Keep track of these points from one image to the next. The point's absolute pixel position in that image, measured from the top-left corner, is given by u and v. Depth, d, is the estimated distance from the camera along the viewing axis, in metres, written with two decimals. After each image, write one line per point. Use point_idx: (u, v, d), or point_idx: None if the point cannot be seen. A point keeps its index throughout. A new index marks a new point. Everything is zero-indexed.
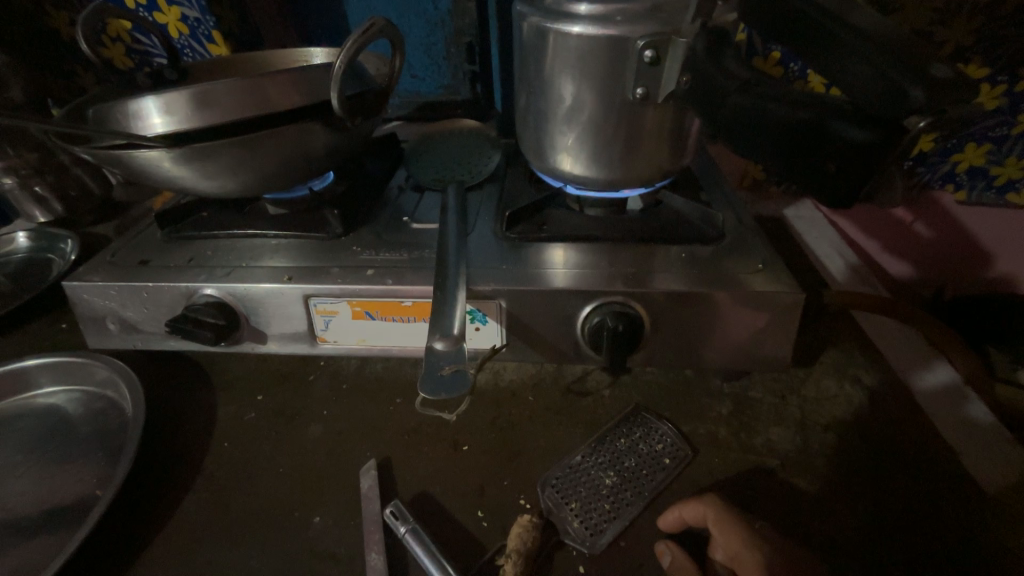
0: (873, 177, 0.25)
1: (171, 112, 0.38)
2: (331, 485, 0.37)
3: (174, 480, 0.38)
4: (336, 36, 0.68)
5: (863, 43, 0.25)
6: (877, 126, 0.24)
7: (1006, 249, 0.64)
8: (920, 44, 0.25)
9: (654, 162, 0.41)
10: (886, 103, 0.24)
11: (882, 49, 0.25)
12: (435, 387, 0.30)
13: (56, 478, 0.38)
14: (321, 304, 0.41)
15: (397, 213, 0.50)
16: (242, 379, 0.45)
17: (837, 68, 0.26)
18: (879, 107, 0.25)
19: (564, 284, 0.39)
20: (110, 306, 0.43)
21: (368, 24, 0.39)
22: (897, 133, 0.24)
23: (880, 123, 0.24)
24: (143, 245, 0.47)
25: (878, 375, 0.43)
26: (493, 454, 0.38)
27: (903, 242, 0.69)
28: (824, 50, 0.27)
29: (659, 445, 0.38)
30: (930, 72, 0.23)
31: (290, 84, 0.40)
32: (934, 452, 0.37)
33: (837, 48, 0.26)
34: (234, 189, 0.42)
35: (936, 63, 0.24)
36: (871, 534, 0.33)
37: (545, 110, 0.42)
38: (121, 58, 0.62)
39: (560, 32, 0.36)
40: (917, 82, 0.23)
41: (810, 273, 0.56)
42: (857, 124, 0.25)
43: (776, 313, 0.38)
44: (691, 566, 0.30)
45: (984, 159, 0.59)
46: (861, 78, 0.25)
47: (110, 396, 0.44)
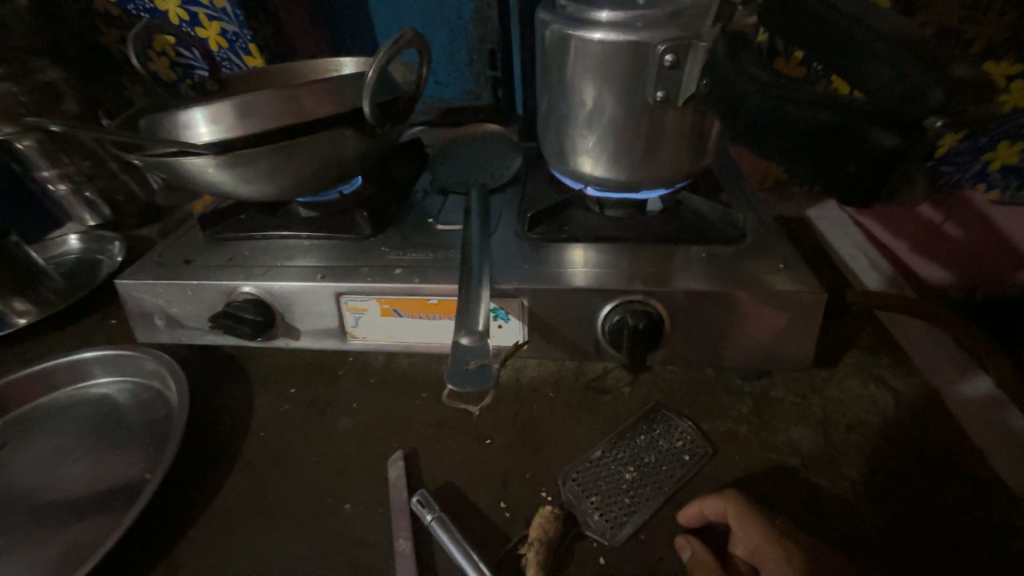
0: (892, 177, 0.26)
1: (216, 122, 0.41)
2: (360, 474, 0.39)
3: (214, 467, 0.40)
4: (363, 46, 0.71)
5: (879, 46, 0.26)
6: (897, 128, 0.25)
7: None
8: (943, 45, 0.25)
9: (674, 163, 0.42)
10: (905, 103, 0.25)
11: (900, 51, 0.25)
12: (461, 379, 0.31)
13: (109, 462, 0.41)
14: (351, 302, 0.43)
15: (422, 215, 0.52)
16: (277, 373, 0.47)
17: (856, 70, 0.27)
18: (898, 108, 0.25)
19: (584, 283, 0.40)
20: (157, 303, 0.46)
21: (399, 36, 0.41)
22: (919, 134, 0.24)
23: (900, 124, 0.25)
24: (187, 246, 0.50)
25: (904, 377, 0.43)
26: (515, 447, 0.39)
27: (935, 243, 0.66)
28: (844, 52, 0.27)
29: (678, 442, 0.39)
30: (951, 70, 0.23)
31: (323, 94, 0.43)
32: (963, 454, 0.37)
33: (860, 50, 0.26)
34: (270, 193, 0.44)
35: (957, 62, 0.24)
36: (895, 533, 0.33)
37: (566, 114, 0.43)
38: (165, 72, 0.65)
39: (582, 39, 0.37)
40: (934, 83, 0.23)
41: (834, 275, 0.55)
42: (876, 125, 0.25)
43: (797, 312, 0.38)
44: (711, 558, 0.31)
45: (1018, 158, 0.57)
46: (880, 78, 0.25)
47: (155, 387, 0.47)
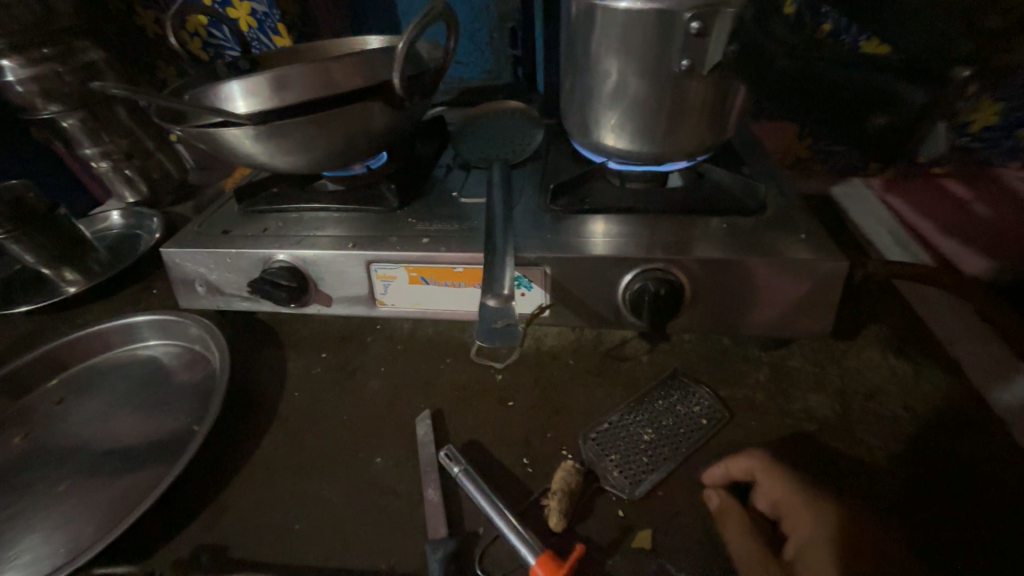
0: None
1: (252, 95, 0.43)
2: (390, 431, 0.41)
3: (253, 423, 0.43)
4: (386, 25, 0.72)
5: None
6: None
7: None
8: None
9: (698, 134, 0.42)
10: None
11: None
12: (488, 336, 0.33)
13: (159, 416, 0.44)
14: (381, 270, 0.45)
15: (446, 189, 0.53)
16: (309, 339, 0.50)
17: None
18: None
19: (607, 252, 0.41)
20: (199, 270, 0.48)
21: (428, 9, 0.42)
22: None
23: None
24: (224, 218, 0.52)
25: (924, 350, 0.43)
26: (537, 408, 0.41)
27: (964, 224, 0.60)
28: None
29: (696, 407, 0.40)
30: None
31: (353, 67, 0.44)
32: (982, 423, 0.37)
33: None
34: (303, 165, 0.46)
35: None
36: (912, 494, 0.34)
37: (590, 86, 0.43)
38: (197, 51, 0.68)
39: (608, 8, 0.37)
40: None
41: (856, 251, 0.55)
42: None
43: (817, 281, 0.39)
44: (739, 508, 0.33)
45: None
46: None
47: (197, 350, 0.50)
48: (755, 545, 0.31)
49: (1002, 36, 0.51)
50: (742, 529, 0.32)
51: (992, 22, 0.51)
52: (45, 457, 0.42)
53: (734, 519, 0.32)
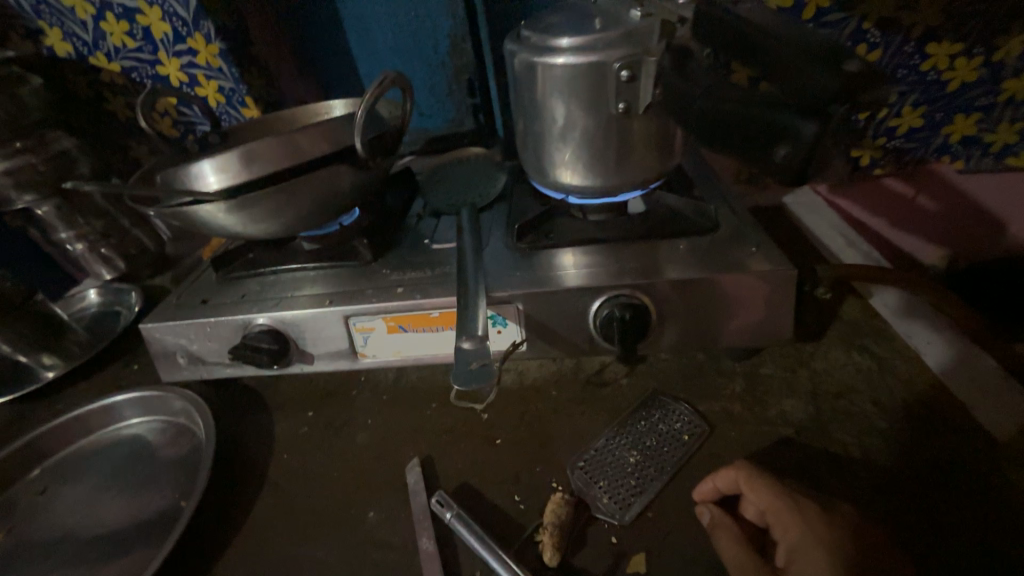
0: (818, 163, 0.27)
1: (224, 170, 0.44)
2: (380, 484, 0.41)
3: (242, 491, 0.42)
4: (349, 88, 0.76)
5: (776, 38, 0.30)
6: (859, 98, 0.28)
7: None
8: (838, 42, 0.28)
9: (645, 166, 0.45)
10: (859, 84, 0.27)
11: (806, 51, 0.29)
12: (465, 379, 0.34)
13: (146, 496, 0.44)
14: (359, 322, 0.46)
15: (418, 237, 0.55)
16: (294, 398, 0.50)
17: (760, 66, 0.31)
18: (864, 90, 0.28)
19: (574, 283, 0.43)
20: (179, 342, 0.49)
21: (381, 78, 0.45)
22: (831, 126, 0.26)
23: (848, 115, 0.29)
24: (202, 287, 0.53)
25: (885, 343, 0.45)
26: (524, 443, 0.42)
27: (910, 217, 0.69)
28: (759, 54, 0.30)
29: (678, 423, 0.41)
30: (843, 66, 0.27)
31: (319, 135, 0.45)
32: (946, 409, 0.39)
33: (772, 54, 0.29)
34: (277, 230, 0.48)
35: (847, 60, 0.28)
36: (888, 486, 0.35)
37: (541, 132, 0.46)
38: (168, 129, 0.70)
39: (547, 64, 0.41)
40: (834, 74, 0.27)
41: (810, 255, 0.58)
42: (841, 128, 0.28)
43: (772, 291, 0.41)
44: (729, 521, 0.33)
45: (975, 128, 0.60)
46: (795, 73, 0.29)
47: (182, 422, 0.50)
48: (749, 556, 0.31)
49: (909, 49, 0.57)
50: (734, 542, 0.32)
51: (897, 38, 0.56)
52: (28, 552, 0.41)
53: (726, 533, 0.32)
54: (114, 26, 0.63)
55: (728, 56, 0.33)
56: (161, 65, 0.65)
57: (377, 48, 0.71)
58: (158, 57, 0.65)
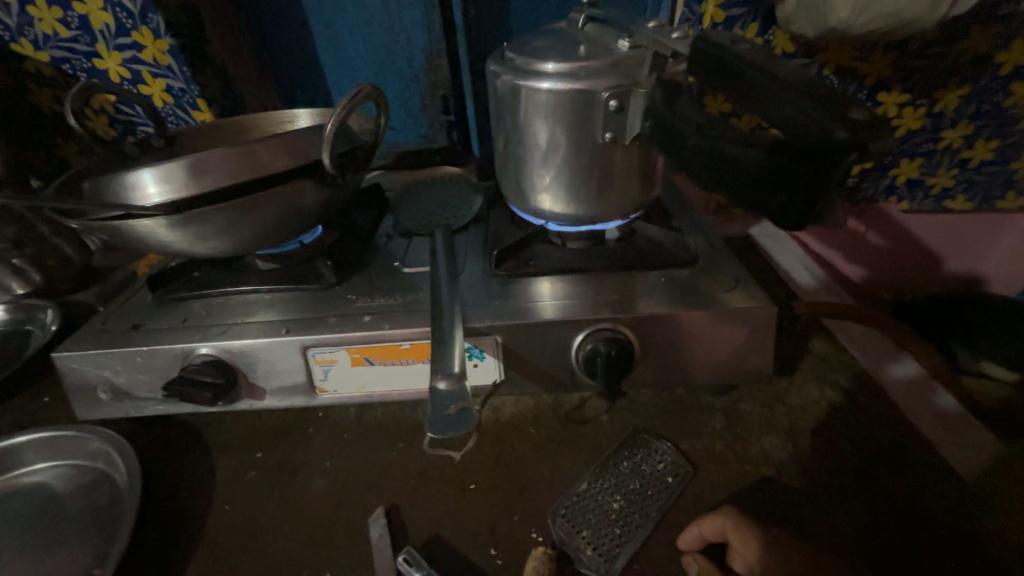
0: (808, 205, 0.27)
1: (167, 182, 0.39)
2: (338, 540, 0.36)
3: (171, 551, 0.36)
4: (315, 96, 0.71)
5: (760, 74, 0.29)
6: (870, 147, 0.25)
7: (977, 248, 0.72)
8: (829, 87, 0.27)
9: (628, 196, 0.45)
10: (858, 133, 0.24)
11: (797, 94, 0.27)
12: (442, 427, 0.31)
13: (47, 562, 0.37)
14: (320, 354, 0.41)
15: (387, 259, 0.52)
16: (241, 438, 0.44)
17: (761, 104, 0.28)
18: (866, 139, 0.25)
19: (554, 315, 0.41)
20: (102, 374, 0.42)
21: (355, 91, 0.42)
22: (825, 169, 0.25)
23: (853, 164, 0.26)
24: (134, 310, 0.47)
25: (854, 378, 0.46)
26: (501, 489, 0.38)
27: (862, 251, 0.74)
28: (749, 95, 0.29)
29: (661, 464, 0.39)
30: (849, 114, 0.25)
31: (280, 146, 0.41)
32: (915, 448, 0.40)
33: (763, 93, 0.28)
34: (228, 248, 0.43)
35: (855, 106, 0.26)
36: (867, 529, 0.35)
37: (523, 156, 0.45)
38: (104, 128, 0.63)
39: (532, 88, 0.40)
40: (838, 123, 0.25)
41: (778, 286, 0.60)
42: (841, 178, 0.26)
43: (752, 326, 0.41)
44: (717, 573, 0.32)
45: (919, 172, 0.65)
46: (785, 115, 0.27)
47: (100, 468, 0.43)
48: None
49: (862, 96, 0.60)
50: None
51: (853, 84, 0.60)
52: None
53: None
54: (44, 12, 0.56)
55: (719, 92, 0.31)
56: (99, 58, 0.59)
57: (347, 57, 0.67)
58: (97, 49, 0.58)
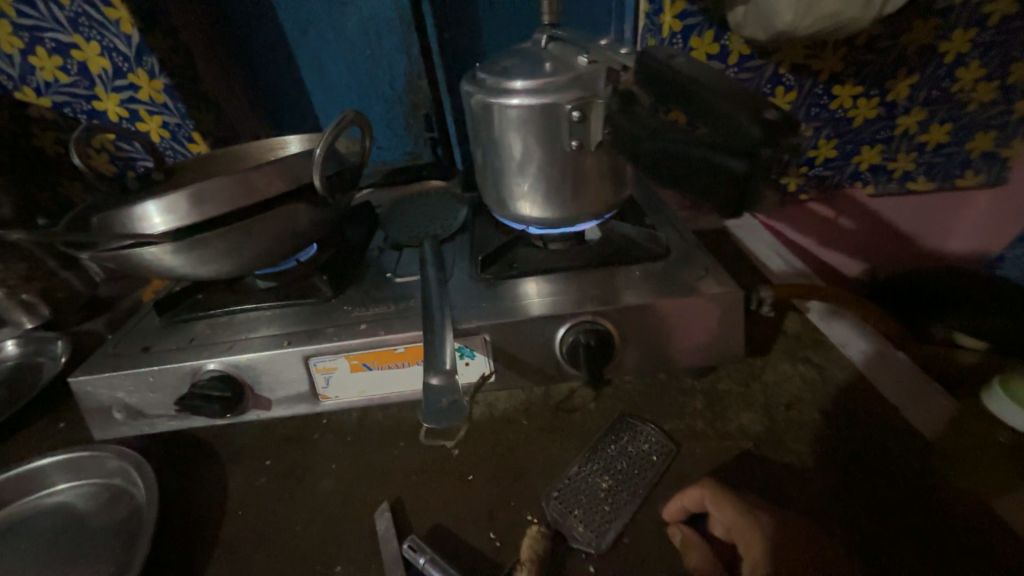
0: (749, 195, 0.30)
1: (171, 212, 0.42)
2: (347, 534, 0.39)
3: (190, 556, 0.39)
4: (303, 122, 0.75)
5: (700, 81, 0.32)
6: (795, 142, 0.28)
7: (944, 226, 0.75)
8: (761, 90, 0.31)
9: (600, 197, 0.48)
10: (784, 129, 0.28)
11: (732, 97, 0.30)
12: (438, 417, 0.34)
13: (74, 575, 0.39)
14: (320, 362, 0.44)
15: (380, 271, 0.55)
16: (250, 447, 0.47)
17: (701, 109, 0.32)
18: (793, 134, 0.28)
19: (537, 311, 0.44)
20: (116, 395, 0.45)
21: (341, 117, 0.45)
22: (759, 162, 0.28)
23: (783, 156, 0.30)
24: (143, 334, 0.49)
25: (825, 354, 0.49)
26: (497, 477, 0.41)
27: (834, 235, 0.77)
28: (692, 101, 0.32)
29: (645, 445, 0.42)
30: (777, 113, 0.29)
31: (273, 172, 0.45)
32: (881, 414, 0.43)
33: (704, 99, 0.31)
34: (230, 270, 0.46)
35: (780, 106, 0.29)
36: (837, 491, 0.37)
37: (500, 167, 0.48)
38: (105, 165, 0.66)
39: (503, 104, 0.43)
40: (767, 121, 0.28)
41: (753, 273, 0.63)
42: (773, 169, 0.30)
43: (723, 310, 0.44)
44: (699, 541, 0.34)
45: (879, 157, 0.68)
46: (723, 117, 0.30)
47: (118, 483, 0.45)
48: None
49: (819, 91, 0.64)
50: (704, 561, 0.33)
51: (809, 80, 0.63)
52: None
53: (697, 552, 0.34)
54: (45, 61, 0.59)
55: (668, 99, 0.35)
56: (98, 100, 0.62)
57: (332, 84, 0.71)
58: (96, 93, 0.62)
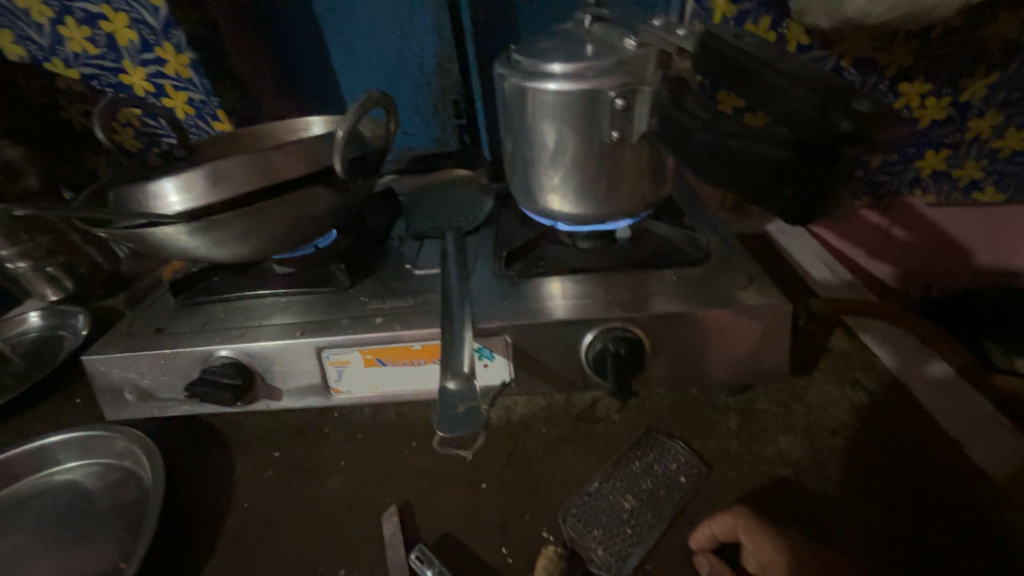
0: (821, 198, 0.26)
1: (188, 189, 0.41)
2: (354, 537, 0.37)
3: (193, 547, 0.37)
4: (328, 103, 0.73)
5: (768, 67, 0.28)
6: (876, 142, 0.24)
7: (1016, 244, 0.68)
8: (840, 79, 0.27)
9: (637, 194, 0.44)
10: (865, 121, 0.24)
11: (806, 84, 0.26)
12: (452, 425, 0.31)
13: (77, 557, 0.38)
14: (333, 355, 0.42)
15: (400, 261, 0.53)
16: (259, 437, 0.45)
17: (764, 101, 0.28)
18: (877, 128, 0.24)
19: (565, 314, 0.41)
20: (128, 375, 0.44)
21: (365, 97, 0.43)
22: None
23: (858, 157, 0.26)
24: (158, 314, 0.49)
25: (876, 377, 0.45)
26: (512, 488, 0.39)
27: (885, 246, 0.71)
28: (754, 89, 0.29)
29: (673, 465, 0.39)
30: (857, 105, 0.25)
31: (295, 153, 0.43)
32: (943, 451, 0.38)
33: (770, 86, 0.27)
34: (245, 253, 0.45)
35: (859, 98, 0.25)
36: (890, 532, 0.34)
37: (531, 156, 0.45)
38: (131, 141, 0.66)
39: (538, 89, 0.40)
40: (849, 113, 0.24)
41: (794, 283, 0.59)
42: (851, 170, 0.25)
43: (767, 324, 0.40)
44: (728, 572, 0.31)
45: (944, 163, 0.62)
46: (795, 109, 0.26)
47: (127, 466, 0.44)
48: None
49: (882, 87, 0.58)
50: None
51: (872, 75, 0.58)
52: None
53: None
54: (74, 31, 0.59)
55: (727, 87, 0.31)
56: (125, 74, 0.61)
57: (360, 65, 0.69)
58: (123, 65, 0.61)
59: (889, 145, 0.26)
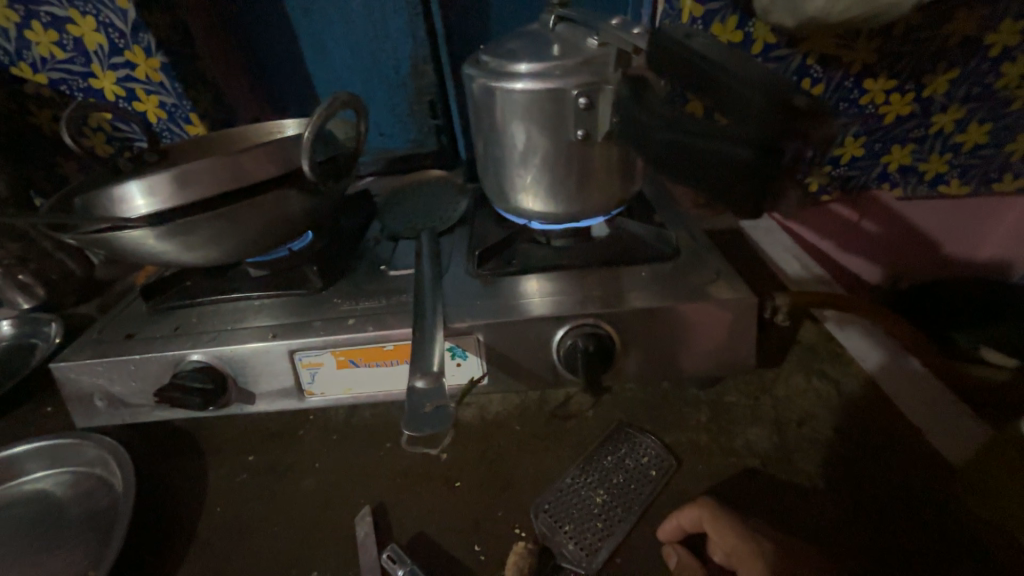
0: (771, 192, 0.27)
1: (154, 194, 0.40)
2: (328, 537, 0.37)
3: (165, 553, 0.37)
4: (304, 105, 0.72)
5: (721, 66, 0.29)
6: (821, 138, 0.25)
7: (974, 231, 0.71)
8: (787, 77, 0.27)
9: (607, 192, 0.45)
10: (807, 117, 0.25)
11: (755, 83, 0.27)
12: (418, 424, 0.31)
13: (46, 567, 0.38)
14: (306, 357, 0.42)
15: (375, 262, 0.53)
16: (233, 442, 0.45)
17: (717, 99, 0.29)
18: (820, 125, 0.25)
19: (535, 312, 0.41)
20: (98, 382, 0.44)
21: (332, 99, 0.43)
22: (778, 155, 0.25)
23: (806, 152, 0.27)
24: (129, 320, 0.48)
25: (842, 367, 0.46)
26: (485, 486, 0.39)
27: (855, 239, 0.73)
28: (708, 88, 0.29)
29: (644, 458, 0.39)
30: (801, 102, 0.25)
31: (263, 155, 0.42)
32: (905, 438, 0.39)
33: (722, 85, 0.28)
34: (216, 257, 0.44)
35: (803, 95, 0.26)
36: (852, 518, 0.35)
37: (501, 156, 0.45)
38: (102, 146, 0.65)
39: (505, 89, 0.40)
40: (794, 110, 0.25)
41: (766, 277, 0.60)
42: (799, 165, 0.26)
43: (734, 318, 0.41)
44: (695, 564, 0.32)
45: (910, 158, 0.64)
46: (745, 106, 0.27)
47: (99, 474, 0.44)
48: None
49: (848, 84, 0.60)
50: None
51: (838, 73, 0.59)
52: None
53: None
54: (41, 36, 0.58)
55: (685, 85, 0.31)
56: (95, 78, 0.61)
57: (335, 67, 0.68)
58: (92, 70, 0.60)
59: (834, 141, 0.26)
